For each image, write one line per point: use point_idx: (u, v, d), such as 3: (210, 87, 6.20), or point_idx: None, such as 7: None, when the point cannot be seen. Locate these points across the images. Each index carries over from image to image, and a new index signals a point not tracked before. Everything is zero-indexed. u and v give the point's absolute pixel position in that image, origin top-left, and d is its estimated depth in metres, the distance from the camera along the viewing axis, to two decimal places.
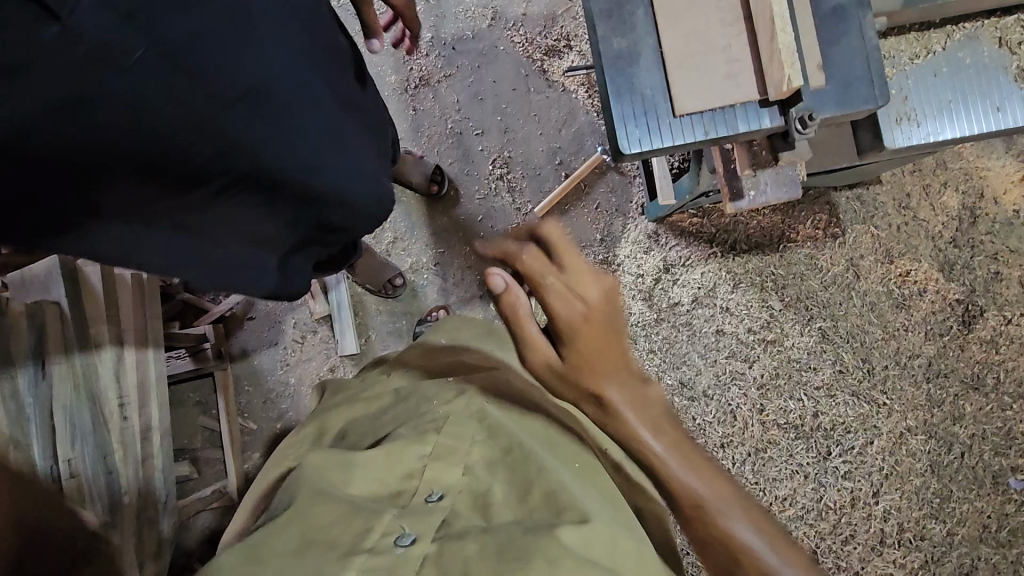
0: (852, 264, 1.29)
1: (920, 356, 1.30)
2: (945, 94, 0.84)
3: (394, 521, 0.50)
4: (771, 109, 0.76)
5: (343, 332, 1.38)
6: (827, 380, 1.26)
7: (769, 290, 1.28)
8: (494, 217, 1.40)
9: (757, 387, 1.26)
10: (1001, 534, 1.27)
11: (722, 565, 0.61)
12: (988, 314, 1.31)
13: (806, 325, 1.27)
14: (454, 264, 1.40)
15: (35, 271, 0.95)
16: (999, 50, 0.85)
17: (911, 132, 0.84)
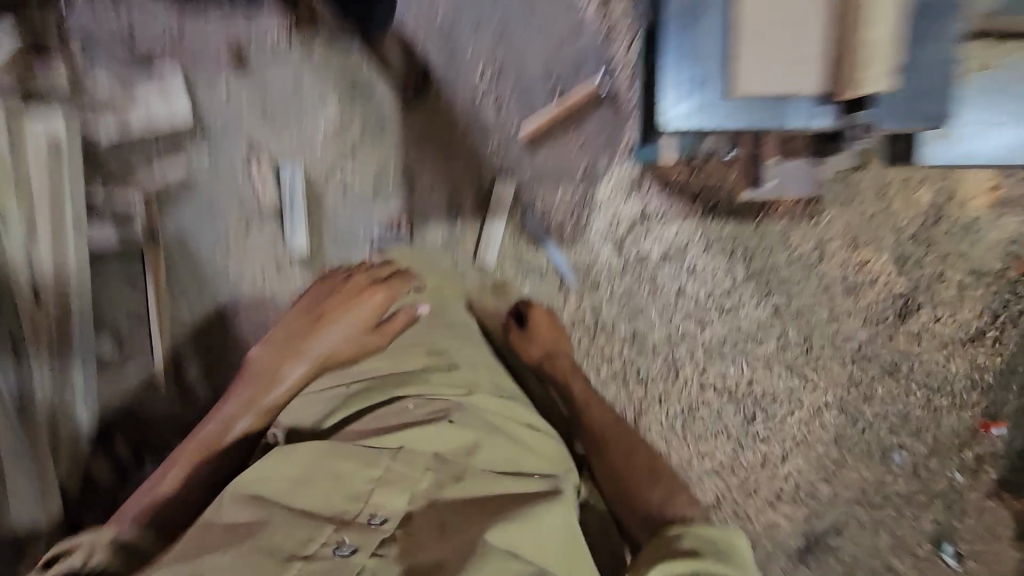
0: (819, 245, 1.30)
1: (854, 340, 1.37)
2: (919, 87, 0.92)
3: (333, 533, 0.66)
4: (834, 109, 0.91)
5: (294, 230, 1.29)
6: (768, 352, 1.32)
7: (737, 257, 1.28)
8: (475, 131, 1.29)
9: (705, 348, 1.30)
10: (875, 498, 1.44)
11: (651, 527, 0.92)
12: (922, 310, 1.39)
13: (761, 298, 1.30)
14: (423, 175, 1.30)
15: None
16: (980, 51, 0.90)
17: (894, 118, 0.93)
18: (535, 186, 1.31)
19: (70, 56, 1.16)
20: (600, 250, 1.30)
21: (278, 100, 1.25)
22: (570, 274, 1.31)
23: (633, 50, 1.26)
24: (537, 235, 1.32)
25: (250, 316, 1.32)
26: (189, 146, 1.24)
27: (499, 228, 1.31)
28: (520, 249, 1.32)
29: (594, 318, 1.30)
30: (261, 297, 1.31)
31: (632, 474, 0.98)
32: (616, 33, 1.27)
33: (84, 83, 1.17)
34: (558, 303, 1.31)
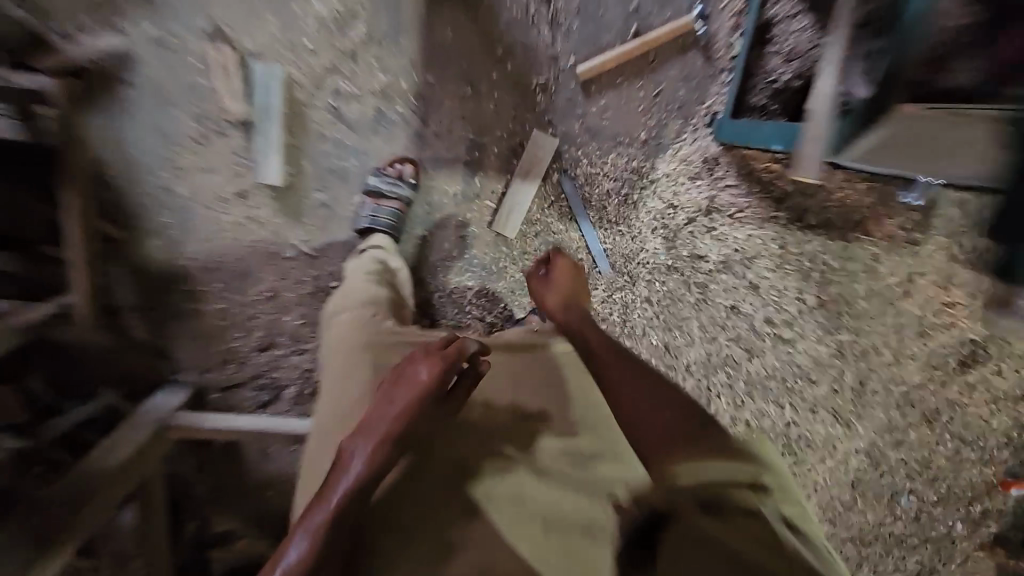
0: (909, 279, 1.06)
1: (904, 385, 1.19)
2: None
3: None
4: None
5: (262, 154, 0.99)
6: (818, 396, 1.05)
7: (812, 279, 1.01)
8: (520, 58, 0.98)
9: (747, 380, 1.04)
10: (880, 552, 1.26)
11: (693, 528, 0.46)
12: (989, 363, 1.19)
13: (828, 332, 1.04)
14: (443, 106, 0.99)
15: None
16: None
17: None
18: (580, 143, 1.04)
19: None
20: (646, 239, 1.06)
21: None
22: (604, 262, 1.06)
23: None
24: (573, 207, 1.05)
25: (202, 251, 1.06)
26: (133, 15, 0.94)
27: (529, 193, 1.03)
28: (547, 220, 1.06)
29: (623, 320, 1.07)
30: (213, 226, 1.05)
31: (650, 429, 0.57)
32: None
33: None
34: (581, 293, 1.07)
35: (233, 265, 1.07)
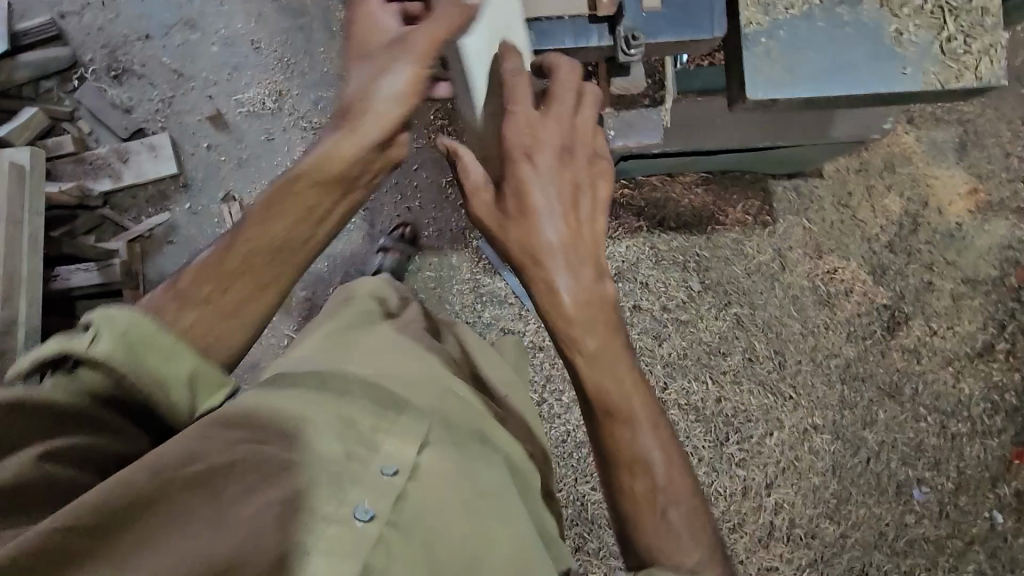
0: (778, 254, 1.27)
1: (840, 357, 1.30)
2: (812, 53, 0.61)
3: (362, 474, 0.56)
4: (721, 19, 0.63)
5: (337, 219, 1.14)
6: (733, 366, 1.25)
7: (690, 270, 1.25)
8: (428, 166, 1.37)
9: (663, 363, 1.24)
10: (895, 542, 1.30)
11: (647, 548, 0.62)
12: (915, 323, 1.34)
13: (721, 309, 1.25)
14: (383, 209, 1.37)
15: (80, 164, 1.33)
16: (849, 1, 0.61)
17: (775, 84, 0.61)
18: None
19: (78, 129, 1.34)
20: None
21: (251, 152, 1.37)
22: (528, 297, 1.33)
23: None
24: (494, 263, 1.35)
25: None
26: (175, 197, 1.36)
27: (456, 261, 1.36)
28: (477, 276, 1.35)
29: (553, 342, 1.31)
30: None
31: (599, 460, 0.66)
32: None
33: (87, 151, 1.34)
34: (513, 327, 1.33)
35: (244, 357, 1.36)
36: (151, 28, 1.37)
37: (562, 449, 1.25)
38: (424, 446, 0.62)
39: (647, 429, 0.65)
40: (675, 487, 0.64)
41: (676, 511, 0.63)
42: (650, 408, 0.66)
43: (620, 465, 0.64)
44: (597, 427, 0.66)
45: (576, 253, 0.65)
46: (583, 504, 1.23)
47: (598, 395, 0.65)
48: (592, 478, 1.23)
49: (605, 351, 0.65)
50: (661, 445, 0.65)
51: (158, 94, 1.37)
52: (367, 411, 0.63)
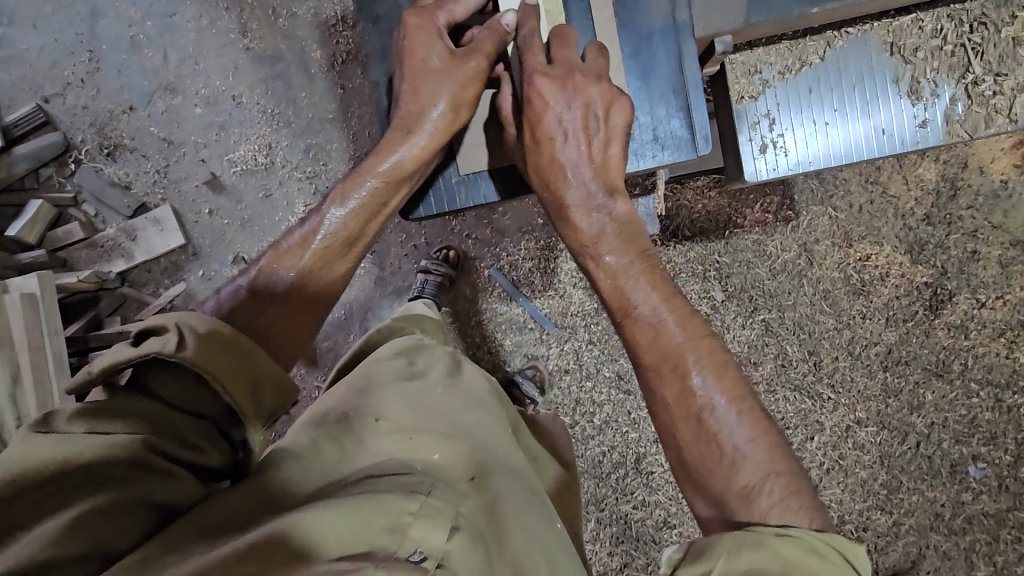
0: (805, 249, 1.24)
1: (879, 344, 1.25)
2: (818, 116, 0.90)
3: (408, 522, 0.54)
4: (705, 137, 0.83)
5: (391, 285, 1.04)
6: (766, 376, 1.25)
7: (712, 279, 1.25)
8: None
9: None
10: (954, 522, 1.26)
11: (719, 491, 0.65)
12: (960, 298, 1.26)
13: (748, 317, 1.24)
14: (391, 252, 1.35)
15: (90, 250, 1.35)
16: (846, 48, 0.88)
17: (778, 160, 0.90)
18: (497, 244, 1.33)
19: (85, 213, 1.35)
20: (572, 294, 1.29)
21: (253, 211, 1.35)
22: (547, 322, 1.30)
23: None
24: (509, 290, 1.32)
25: None
26: (187, 267, 1.36)
27: (469, 294, 1.34)
28: (494, 305, 1.33)
29: (578, 365, 1.28)
30: None
31: (658, 416, 0.71)
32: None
33: (97, 234, 1.35)
34: (537, 353, 1.31)
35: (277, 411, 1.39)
36: (134, 99, 1.35)
37: (601, 471, 1.25)
38: (458, 527, 0.56)
39: (703, 374, 0.68)
40: (739, 412, 0.66)
41: (722, 411, 0.66)
42: (688, 314, 0.72)
43: (653, 366, 0.70)
44: (630, 332, 0.73)
45: (593, 197, 0.76)
46: (627, 523, 1.24)
47: (624, 299, 0.74)
48: (633, 497, 1.24)
49: (625, 266, 0.74)
50: (718, 373, 0.68)
51: (153, 165, 1.36)
52: (400, 492, 0.57)
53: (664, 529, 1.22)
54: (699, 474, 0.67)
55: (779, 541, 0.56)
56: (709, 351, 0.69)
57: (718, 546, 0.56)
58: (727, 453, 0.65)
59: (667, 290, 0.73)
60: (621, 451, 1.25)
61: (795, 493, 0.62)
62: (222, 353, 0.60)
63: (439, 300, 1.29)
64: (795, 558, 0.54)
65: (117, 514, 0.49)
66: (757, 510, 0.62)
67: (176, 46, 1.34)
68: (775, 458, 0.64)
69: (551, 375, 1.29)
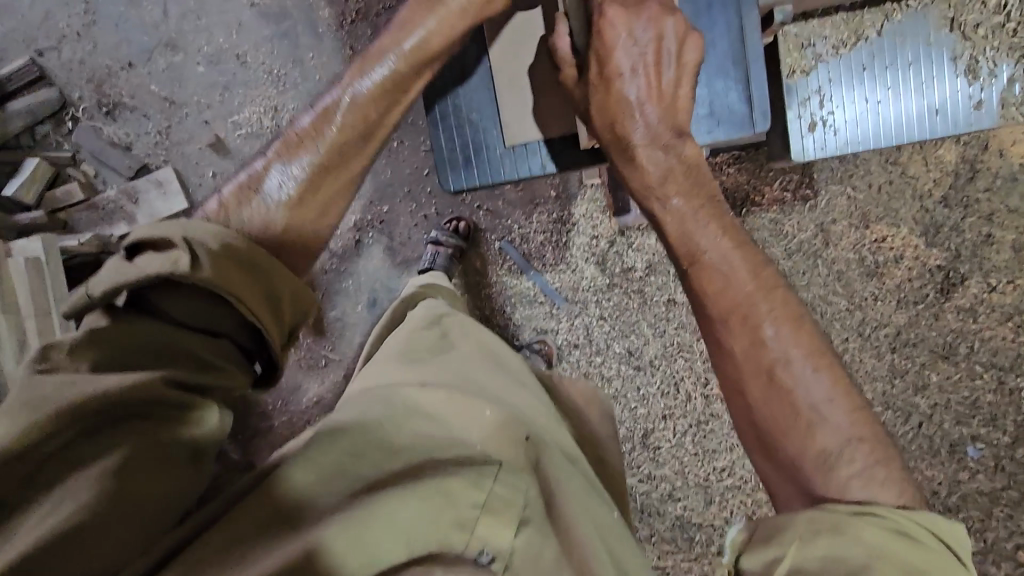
0: (822, 229, 1.23)
1: (889, 325, 1.26)
2: (875, 94, 0.91)
3: (482, 519, 0.58)
4: (763, 113, 0.82)
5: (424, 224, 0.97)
6: None
7: None
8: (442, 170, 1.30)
9: (705, 359, 1.23)
10: (949, 499, 1.29)
11: (794, 451, 0.64)
12: (971, 282, 1.26)
13: None
14: (400, 221, 1.32)
15: (89, 212, 1.30)
16: (904, 22, 0.89)
17: (824, 139, 0.92)
18: (509, 216, 1.31)
19: (85, 173, 1.31)
20: (583, 269, 1.28)
21: None
22: (557, 296, 1.29)
23: (435, 149, 0.94)
24: (520, 263, 1.31)
25: None
26: None
27: (479, 266, 1.33)
28: (504, 278, 1.32)
29: (588, 340, 1.28)
30: None
31: (723, 369, 0.69)
32: (464, 59, 0.91)
33: (98, 195, 1.31)
34: (546, 327, 1.30)
35: (284, 379, 1.38)
36: (133, 55, 1.30)
37: None
38: (526, 521, 0.60)
39: (776, 326, 0.67)
40: (816, 371, 0.65)
41: (798, 368, 0.65)
42: (761, 263, 0.71)
43: (722, 316, 0.69)
44: (697, 280, 0.71)
45: (662, 150, 0.76)
46: (632, 495, 1.26)
47: (691, 242, 0.72)
48: (639, 471, 1.25)
49: (692, 207, 0.74)
50: (794, 327, 0.67)
51: (154, 125, 1.31)
52: (466, 479, 0.60)
53: (669, 502, 1.24)
54: (778, 435, 0.65)
55: (865, 523, 0.55)
56: (782, 305, 0.68)
57: (790, 530, 0.57)
58: (804, 411, 0.64)
59: (738, 236, 0.72)
60: (628, 426, 1.26)
61: (876, 464, 0.62)
62: (227, 267, 0.60)
63: (450, 272, 1.27)
64: (886, 545, 0.54)
65: (152, 481, 0.52)
66: (842, 470, 0.62)
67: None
68: (853, 417, 0.64)
69: (560, 349, 1.29)
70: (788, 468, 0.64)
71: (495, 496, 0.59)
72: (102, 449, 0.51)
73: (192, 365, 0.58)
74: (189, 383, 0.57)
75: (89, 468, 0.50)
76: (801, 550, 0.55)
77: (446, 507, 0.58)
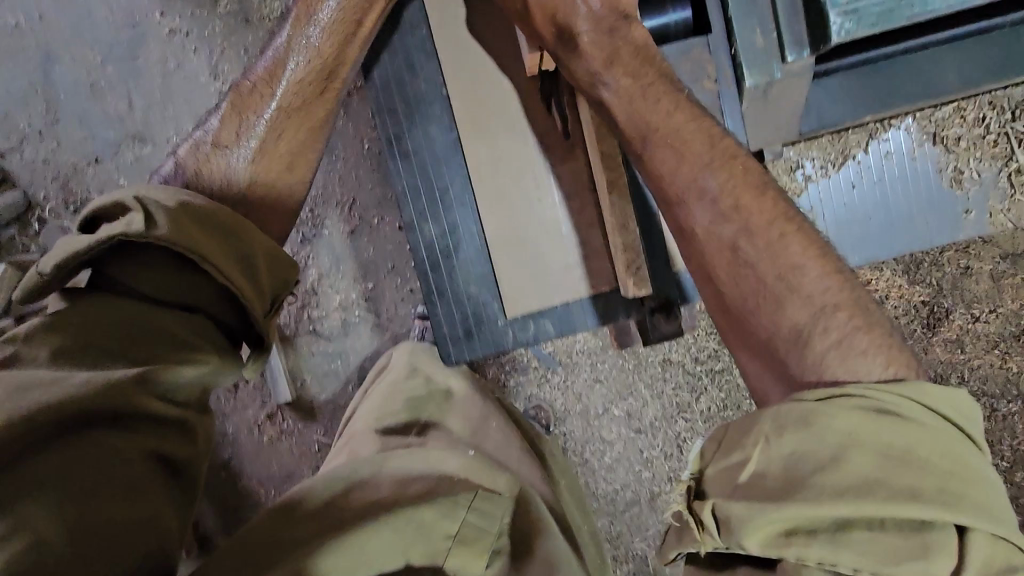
0: None
1: None
2: (866, 207, 1.00)
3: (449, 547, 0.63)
4: None
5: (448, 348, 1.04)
6: None
7: None
8: None
9: (704, 417, 1.23)
10: None
11: (766, 327, 0.65)
12: (955, 314, 1.28)
13: None
14: (385, 297, 1.30)
15: None
16: (891, 145, 1.00)
17: None
18: None
19: None
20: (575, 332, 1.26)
21: None
22: (550, 361, 1.27)
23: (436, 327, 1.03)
24: None
25: (257, 462, 1.33)
26: None
27: None
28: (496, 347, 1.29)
29: (585, 404, 1.26)
30: (260, 446, 1.33)
31: (692, 247, 0.72)
32: (459, 236, 1.01)
33: None
34: (541, 394, 1.28)
35: (277, 468, 1.33)
36: (98, 150, 1.26)
37: (612, 509, 1.25)
38: (499, 552, 0.67)
39: (728, 195, 0.68)
40: (785, 243, 0.65)
41: (758, 244, 0.66)
42: (717, 137, 0.72)
43: (679, 201, 0.71)
44: (656, 162, 0.73)
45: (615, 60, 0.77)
46: (643, 556, 1.24)
47: (643, 144, 0.74)
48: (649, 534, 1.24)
49: (639, 86, 0.75)
50: (754, 200, 0.68)
51: None
52: (440, 511, 0.63)
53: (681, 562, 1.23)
54: (753, 315, 0.66)
55: (839, 411, 0.52)
56: (740, 171, 0.69)
57: (753, 434, 0.54)
58: (775, 285, 0.64)
59: (691, 110, 0.73)
60: (634, 489, 1.24)
61: (856, 330, 0.61)
62: (192, 222, 0.63)
63: None
64: (862, 433, 0.51)
65: (125, 503, 0.52)
66: (819, 340, 0.61)
67: (141, 93, 1.26)
68: (830, 292, 0.63)
69: (558, 416, 1.27)
70: (762, 344, 0.66)
71: (463, 528, 0.64)
72: (69, 472, 0.50)
73: (166, 342, 0.59)
74: (159, 376, 0.57)
75: (52, 495, 0.49)
76: (764, 454, 0.53)
77: (415, 539, 0.62)
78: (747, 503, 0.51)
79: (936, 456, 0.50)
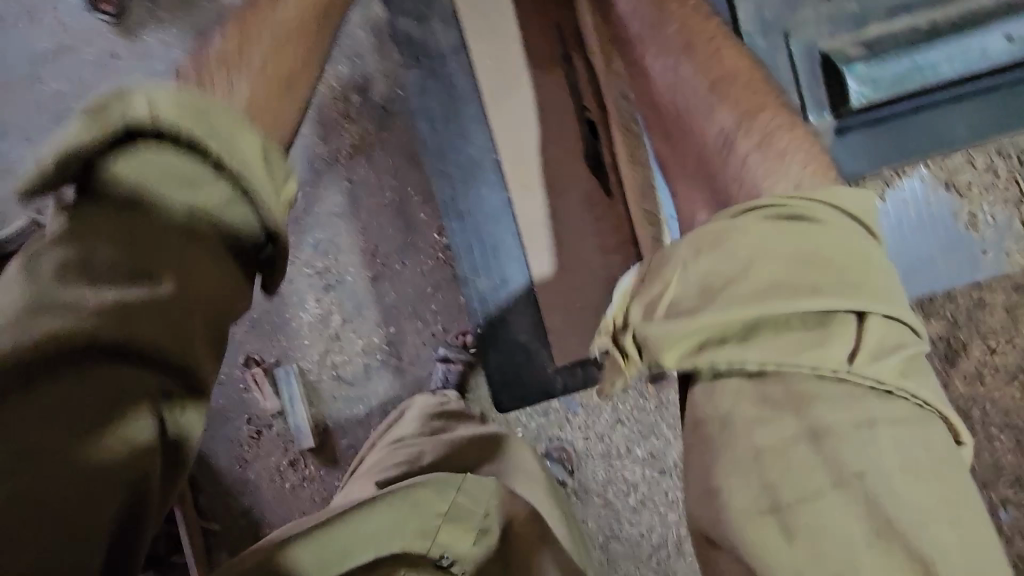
0: None
1: None
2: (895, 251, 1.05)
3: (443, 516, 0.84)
4: None
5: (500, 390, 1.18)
6: None
7: None
8: (443, 288, 1.31)
9: None
10: None
11: (702, 141, 0.91)
12: (972, 346, 1.29)
13: None
14: (407, 341, 1.32)
15: None
16: (912, 195, 1.06)
17: None
18: None
19: None
20: None
21: (263, 311, 1.33)
22: (572, 403, 1.27)
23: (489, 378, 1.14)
24: None
25: (279, 510, 1.33)
26: None
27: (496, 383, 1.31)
28: None
29: (607, 445, 1.26)
30: (282, 493, 1.32)
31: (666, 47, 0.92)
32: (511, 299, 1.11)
33: None
34: (563, 437, 1.28)
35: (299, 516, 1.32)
36: None
37: (639, 553, 1.24)
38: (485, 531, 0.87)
39: (702, 89, 0.90)
40: (733, 73, 0.89)
41: (715, 105, 0.89)
42: (703, 25, 0.92)
43: (661, 106, 0.95)
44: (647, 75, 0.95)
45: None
46: None
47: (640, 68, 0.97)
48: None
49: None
50: (721, 55, 0.90)
51: None
52: (432, 492, 0.85)
53: None
54: (716, 169, 0.89)
55: (751, 224, 0.67)
56: (718, 57, 0.90)
57: (673, 263, 0.70)
58: (724, 101, 0.89)
59: (697, 27, 0.92)
60: (661, 533, 1.23)
61: (780, 129, 0.86)
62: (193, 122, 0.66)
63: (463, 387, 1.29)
64: (768, 241, 0.66)
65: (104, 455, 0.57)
66: (744, 115, 0.88)
67: None
68: (760, 103, 0.88)
69: (580, 458, 1.27)
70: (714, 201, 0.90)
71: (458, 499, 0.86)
72: (58, 412, 0.55)
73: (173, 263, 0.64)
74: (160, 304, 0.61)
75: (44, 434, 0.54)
76: (683, 278, 0.67)
77: (415, 515, 0.82)
78: (669, 323, 0.65)
79: (841, 258, 0.66)
